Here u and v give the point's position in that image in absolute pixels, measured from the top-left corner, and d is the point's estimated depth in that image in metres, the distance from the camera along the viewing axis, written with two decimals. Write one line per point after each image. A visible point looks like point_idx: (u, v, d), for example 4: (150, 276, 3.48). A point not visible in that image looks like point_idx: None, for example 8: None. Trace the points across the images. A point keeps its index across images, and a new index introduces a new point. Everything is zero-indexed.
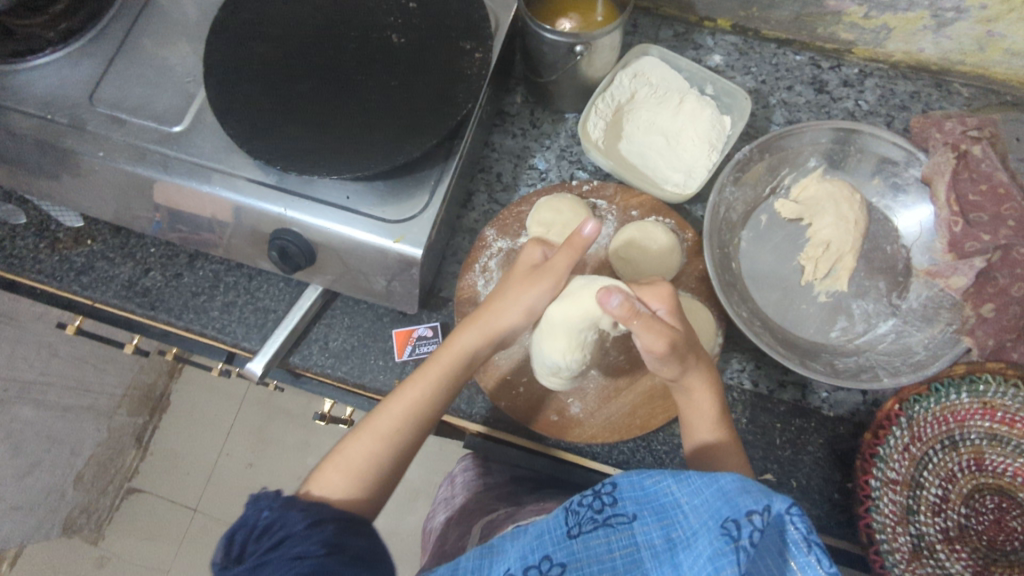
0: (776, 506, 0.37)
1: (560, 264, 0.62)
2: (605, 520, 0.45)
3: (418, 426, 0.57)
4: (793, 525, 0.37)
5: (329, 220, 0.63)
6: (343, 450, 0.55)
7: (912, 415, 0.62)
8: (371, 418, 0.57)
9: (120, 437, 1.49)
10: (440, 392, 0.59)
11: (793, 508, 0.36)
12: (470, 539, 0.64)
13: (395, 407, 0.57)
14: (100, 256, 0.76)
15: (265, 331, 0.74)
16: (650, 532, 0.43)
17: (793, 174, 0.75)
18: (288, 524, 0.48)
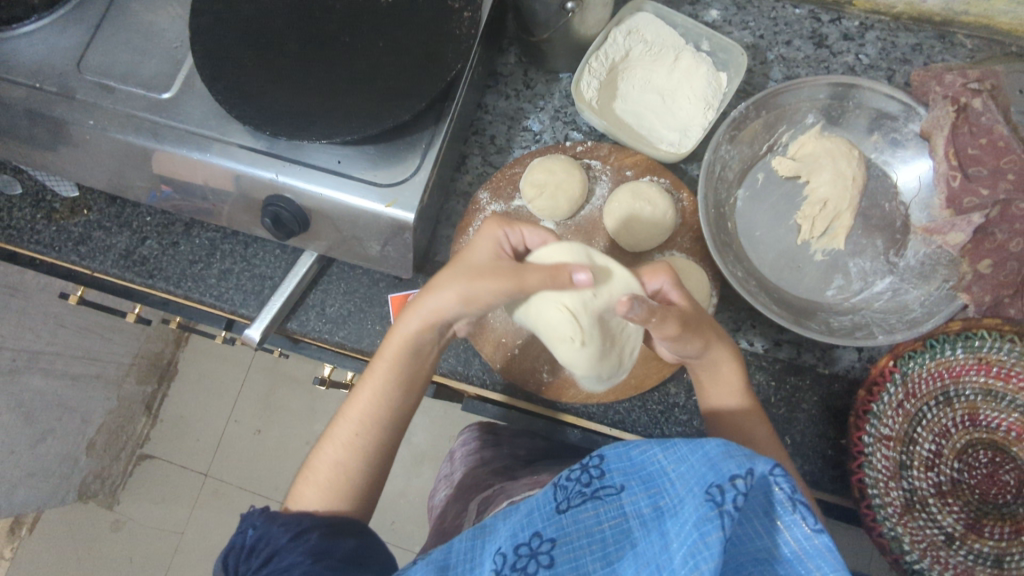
0: (758, 469, 0.35)
1: (530, 277, 0.53)
2: (593, 493, 0.44)
3: (375, 423, 0.57)
4: (778, 486, 0.35)
5: (320, 185, 0.63)
6: (314, 464, 0.56)
7: (906, 371, 0.63)
8: (332, 428, 0.58)
9: (130, 404, 1.52)
10: (393, 387, 0.58)
11: (776, 469, 0.35)
12: (467, 513, 0.65)
13: (352, 412, 0.58)
14: (96, 226, 0.76)
15: (262, 298, 0.74)
16: (639, 502, 0.42)
17: (790, 131, 0.74)
18: (272, 541, 0.51)
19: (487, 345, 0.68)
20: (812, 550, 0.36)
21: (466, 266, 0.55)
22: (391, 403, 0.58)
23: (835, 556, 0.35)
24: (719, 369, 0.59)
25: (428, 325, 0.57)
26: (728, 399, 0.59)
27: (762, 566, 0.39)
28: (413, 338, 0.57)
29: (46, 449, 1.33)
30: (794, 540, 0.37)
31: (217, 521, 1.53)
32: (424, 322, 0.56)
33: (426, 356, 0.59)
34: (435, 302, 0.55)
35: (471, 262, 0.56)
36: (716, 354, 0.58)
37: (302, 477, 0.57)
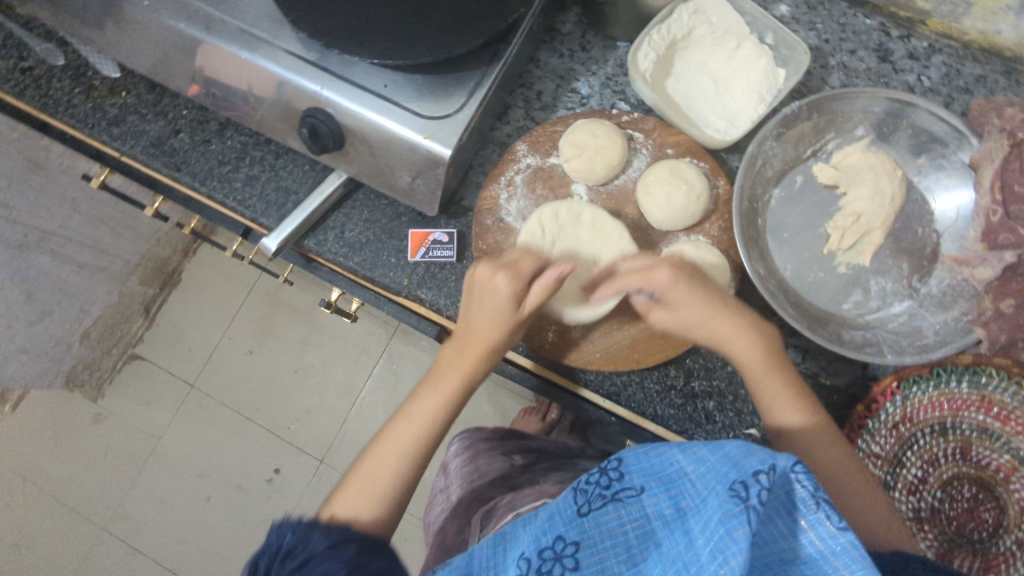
0: (781, 465, 0.35)
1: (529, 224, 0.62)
2: (613, 495, 0.43)
3: (435, 428, 0.59)
4: (801, 483, 0.35)
5: (363, 105, 0.62)
6: (365, 475, 0.56)
7: (908, 395, 0.64)
8: (391, 420, 0.58)
9: (129, 303, 1.53)
10: (457, 391, 0.60)
11: (798, 465, 0.35)
12: (470, 531, 0.67)
13: (417, 414, 0.59)
14: (132, 110, 0.75)
15: (284, 211, 0.73)
16: (661, 504, 0.41)
17: (836, 139, 0.73)
18: (310, 547, 0.50)
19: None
20: (837, 547, 0.35)
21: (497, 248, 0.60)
22: (451, 407, 0.60)
23: (863, 555, 0.34)
24: (727, 334, 0.59)
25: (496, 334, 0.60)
26: (784, 415, 0.57)
27: (786, 567, 0.37)
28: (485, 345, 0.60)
29: None
30: (819, 539, 0.36)
31: (197, 430, 1.55)
32: (484, 357, 0.61)
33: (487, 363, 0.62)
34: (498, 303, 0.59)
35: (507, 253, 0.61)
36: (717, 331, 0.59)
37: (346, 485, 0.57)
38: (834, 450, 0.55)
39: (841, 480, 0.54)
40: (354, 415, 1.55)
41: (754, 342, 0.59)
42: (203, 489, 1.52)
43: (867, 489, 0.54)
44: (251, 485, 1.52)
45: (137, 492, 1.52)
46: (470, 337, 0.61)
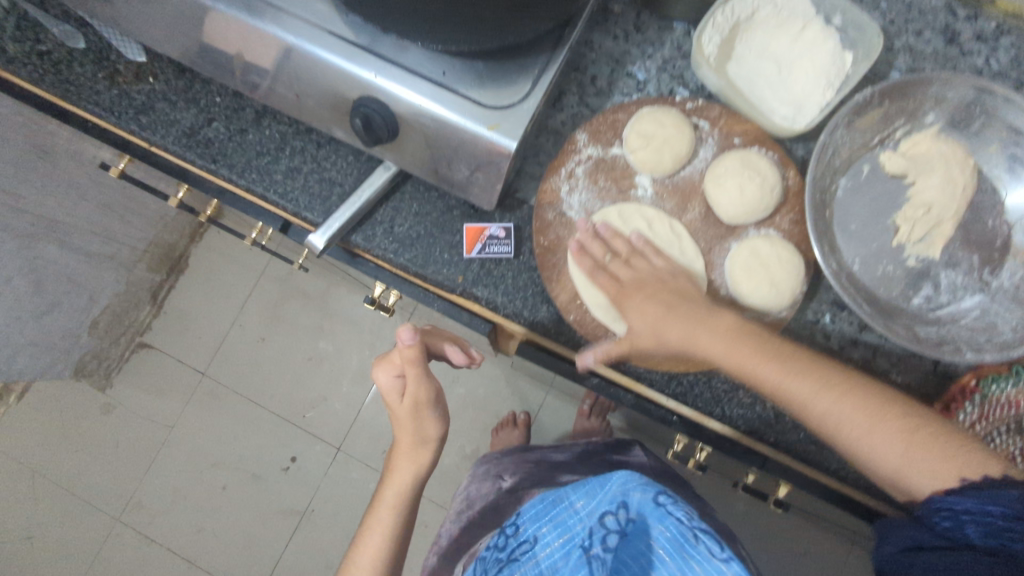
0: (642, 501, 0.60)
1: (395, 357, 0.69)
2: (509, 557, 0.68)
3: (393, 518, 0.73)
4: (675, 517, 0.57)
5: (421, 94, 0.58)
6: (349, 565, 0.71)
7: (986, 393, 0.63)
8: (351, 560, 0.72)
9: (137, 291, 1.48)
10: (401, 495, 0.73)
11: (660, 498, 0.60)
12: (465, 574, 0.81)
13: (380, 524, 0.73)
14: (161, 97, 0.70)
15: (328, 205, 0.69)
16: (542, 558, 0.64)
17: (906, 128, 0.70)
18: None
19: (564, 285, 0.66)
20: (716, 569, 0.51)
21: (400, 409, 0.71)
22: (404, 490, 0.73)
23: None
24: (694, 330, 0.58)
25: (411, 413, 0.70)
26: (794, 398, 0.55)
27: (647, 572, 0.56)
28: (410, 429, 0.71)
29: (49, 322, 1.29)
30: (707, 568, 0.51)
31: (210, 419, 1.52)
32: (418, 452, 0.72)
33: (426, 446, 0.73)
34: (393, 385, 0.70)
35: (405, 410, 0.71)
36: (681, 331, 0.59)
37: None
38: (847, 407, 0.54)
39: (878, 444, 0.52)
40: (371, 402, 1.52)
41: (713, 331, 0.58)
42: (218, 478, 1.50)
43: (902, 440, 0.52)
44: (267, 473, 1.49)
45: (151, 481, 1.49)
46: (405, 452, 0.72)
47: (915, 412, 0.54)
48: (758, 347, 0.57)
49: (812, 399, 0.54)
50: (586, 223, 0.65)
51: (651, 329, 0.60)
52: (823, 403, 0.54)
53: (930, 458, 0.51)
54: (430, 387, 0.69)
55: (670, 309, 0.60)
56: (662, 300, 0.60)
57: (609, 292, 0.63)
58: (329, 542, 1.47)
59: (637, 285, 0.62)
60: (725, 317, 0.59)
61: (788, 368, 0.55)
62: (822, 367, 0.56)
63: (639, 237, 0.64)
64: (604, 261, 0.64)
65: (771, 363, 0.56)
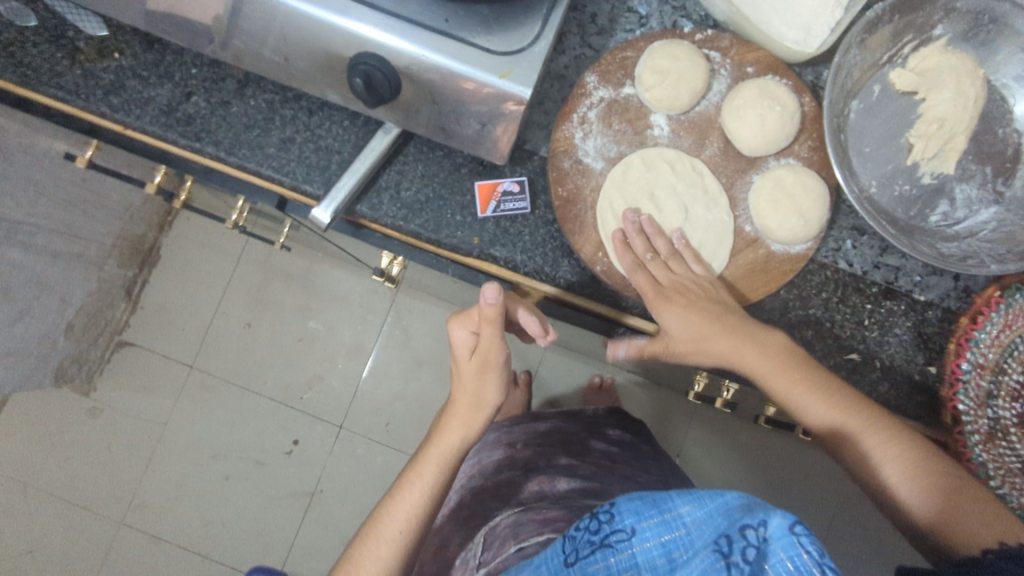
0: (776, 522, 0.40)
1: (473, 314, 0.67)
2: (603, 541, 0.45)
3: (430, 487, 0.68)
4: (805, 547, 0.38)
5: (424, 45, 0.54)
6: (381, 523, 0.67)
7: (1012, 302, 0.63)
8: (381, 522, 0.68)
9: (110, 288, 1.41)
10: (446, 471, 0.69)
11: (798, 527, 0.39)
12: (472, 547, 0.74)
13: (410, 494, 0.68)
14: (130, 73, 0.64)
15: (327, 175, 0.65)
16: (651, 551, 0.44)
17: (914, 42, 0.68)
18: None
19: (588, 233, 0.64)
20: None
21: (465, 371, 0.68)
22: (451, 463, 0.69)
23: None
24: (736, 347, 0.61)
25: (477, 371, 0.67)
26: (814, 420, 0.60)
27: None
28: (469, 393, 0.68)
29: (23, 331, 1.22)
30: None
31: (204, 412, 1.48)
32: (473, 417, 0.69)
33: (480, 417, 0.69)
34: (461, 342, 0.68)
35: (469, 370, 0.68)
36: (726, 347, 0.61)
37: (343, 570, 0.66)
38: (867, 439, 0.58)
39: (884, 468, 0.57)
40: (369, 376, 1.50)
41: (761, 350, 0.60)
42: (220, 470, 1.46)
43: (913, 468, 0.56)
44: (270, 459, 1.47)
45: (151, 481, 1.45)
46: (459, 412, 0.69)
47: (942, 460, 0.56)
48: (794, 367, 0.60)
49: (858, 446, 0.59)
50: (638, 214, 0.64)
51: (693, 334, 0.61)
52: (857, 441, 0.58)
53: (935, 495, 0.54)
54: (497, 357, 0.67)
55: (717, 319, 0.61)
56: (703, 308, 0.61)
57: (646, 290, 0.62)
58: (343, 518, 1.46)
59: (677, 290, 0.62)
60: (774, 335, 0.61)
61: (803, 385, 0.59)
62: (849, 397, 0.60)
63: (681, 236, 0.65)
64: (646, 258, 0.63)
65: (805, 391, 0.59)
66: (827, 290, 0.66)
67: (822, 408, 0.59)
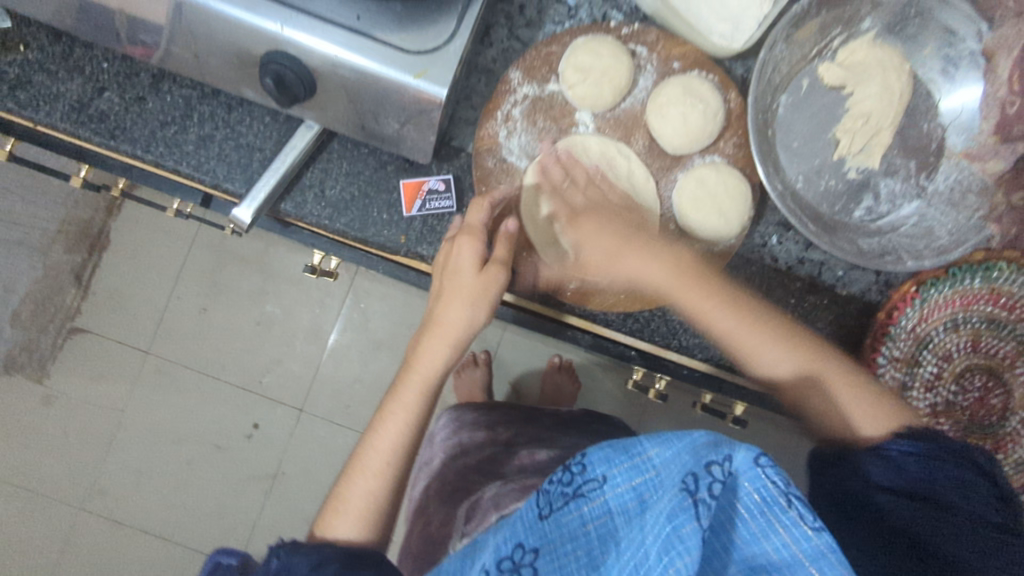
0: (742, 456, 0.40)
1: (475, 220, 0.61)
2: (575, 492, 0.46)
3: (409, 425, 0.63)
4: (769, 477, 0.39)
5: (335, 42, 0.53)
6: (362, 464, 0.62)
7: (927, 297, 0.64)
8: (359, 460, 0.62)
9: (57, 274, 1.38)
10: (426, 399, 0.63)
11: (760, 457, 0.39)
12: (457, 522, 0.71)
13: (384, 440, 0.62)
14: (37, 67, 0.62)
15: (250, 173, 0.64)
16: (622, 495, 0.44)
17: (844, 35, 0.68)
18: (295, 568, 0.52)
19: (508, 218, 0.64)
20: (813, 550, 0.37)
21: (461, 286, 0.61)
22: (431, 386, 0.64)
23: (837, 558, 0.36)
24: (644, 266, 0.61)
25: (485, 291, 0.61)
26: (763, 358, 0.60)
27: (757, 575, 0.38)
28: (463, 316, 0.62)
29: None
30: (792, 543, 0.38)
31: (161, 398, 1.41)
32: (447, 339, 0.63)
33: (468, 336, 0.64)
34: (462, 258, 0.60)
35: (463, 288, 0.61)
36: (625, 264, 0.61)
37: (331, 509, 0.61)
38: (784, 348, 0.60)
39: (852, 404, 0.58)
40: (328, 359, 1.43)
41: (657, 263, 0.61)
42: (181, 453, 1.40)
43: (854, 401, 0.59)
44: (230, 444, 1.41)
45: (109, 470, 1.39)
46: (433, 329, 0.64)
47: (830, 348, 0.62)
48: (706, 282, 0.60)
49: (817, 378, 0.59)
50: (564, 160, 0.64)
51: (606, 257, 0.62)
52: (774, 355, 0.60)
53: (871, 417, 0.57)
54: (467, 270, 0.61)
55: (625, 242, 0.61)
56: (616, 233, 0.62)
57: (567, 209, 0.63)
58: (307, 499, 1.41)
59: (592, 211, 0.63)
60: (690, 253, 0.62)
61: (709, 288, 0.60)
62: (784, 323, 0.61)
63: (599, 170, 0.64)
64: (562, 186, 0.63)
65: (712, 296, 0.60)
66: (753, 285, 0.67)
67: (726, 317, 0.60)
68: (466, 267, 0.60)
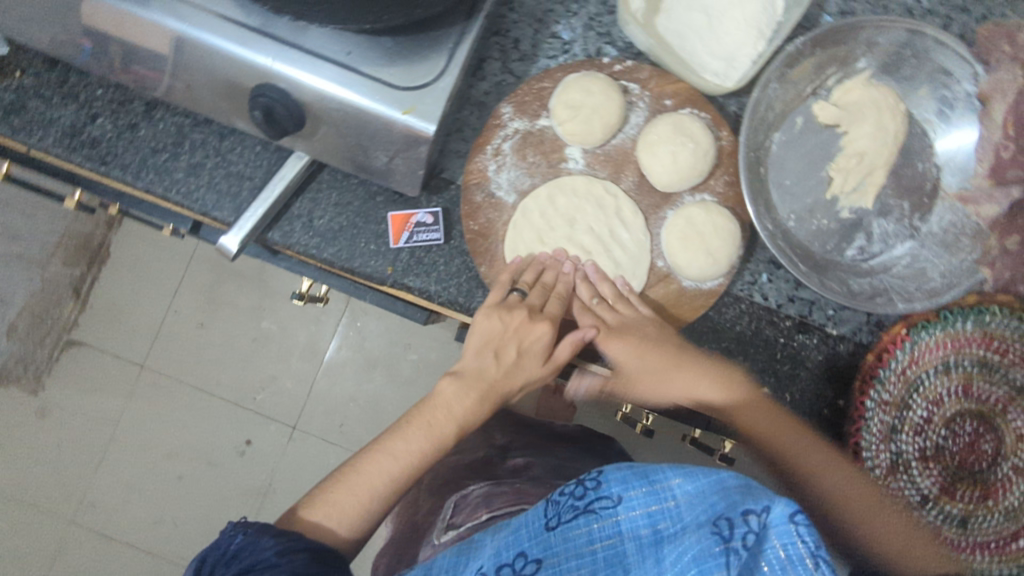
0: (779, 509, 0.38)
1: (553, 309, 0.65)
2: (586, 507, 0.47)
3: (414, 468, 0.58)
4: (801, 537, 0.37)
5: (325, 77, 0.53)
6: (361, 466, 0.57)
7: (916, 340, 0.64)
8: (359, 467, 0.58)
9: (56, 284, 1.38)
10: (441, 443, 0.59)
11: (795, 514, 0.38)
12: (441, 516, 0.68)
13: (390, 461, 0.57)
14: (32, 92, 0.62)
15: (239, 202, 0.64)
16: (637, 519, 0.46)
17: (838, 74, 0.68)
18: (257, 552, 0.49)
19: (551, 301, 0.65)
20: None
21: (523, 347, 0.63)
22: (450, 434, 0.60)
23: None
24: (701, 385, 0.62)
25: (553, 363, 0.64)
26: (728, 400, 0.62)
27: None
28: (510, 378, 0.63)
29: None
30: None
31: (154, 413, 1.40)
32: (486, 398, 0.62)
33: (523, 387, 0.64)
34: (541, 340, 0.63)
35: (530, 352, 0.63)
36: (702, 391, 0.62)
37: (318, 498, 0.57)
38: (810, 454, 0.60)
39: (880, 528, 0.57)
40: (323, 377, 1.43)
41: (718, 385, 0.62)
42: (173, 469, 1.39)
43: (877, 516, 0.57)
44: (223, 462, 1.40)
45: (98, 486, 1.38)
46: (467, 380, 0.62)
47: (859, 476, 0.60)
48: (775, 412, 0.61)
49: (856, 500, 0.58)
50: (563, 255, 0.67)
51: (654, 376, 0.64)
52: (828, 481, 0.59)
53: (909, 554, 0.56)
54: (534, 355, 0.63)
55: (679, 365, 0.63)
56: (664, 355, 0.63)
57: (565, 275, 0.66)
58: None
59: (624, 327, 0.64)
60: (763, 393, 0.63)
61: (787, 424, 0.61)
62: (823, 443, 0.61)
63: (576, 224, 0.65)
64: (591, 303, 0.66)
65: (764, 410, 0.61)
66: (741, 322, 0.67)
67: (765, 413, 0.61)
68: (537, 348, 0.63)
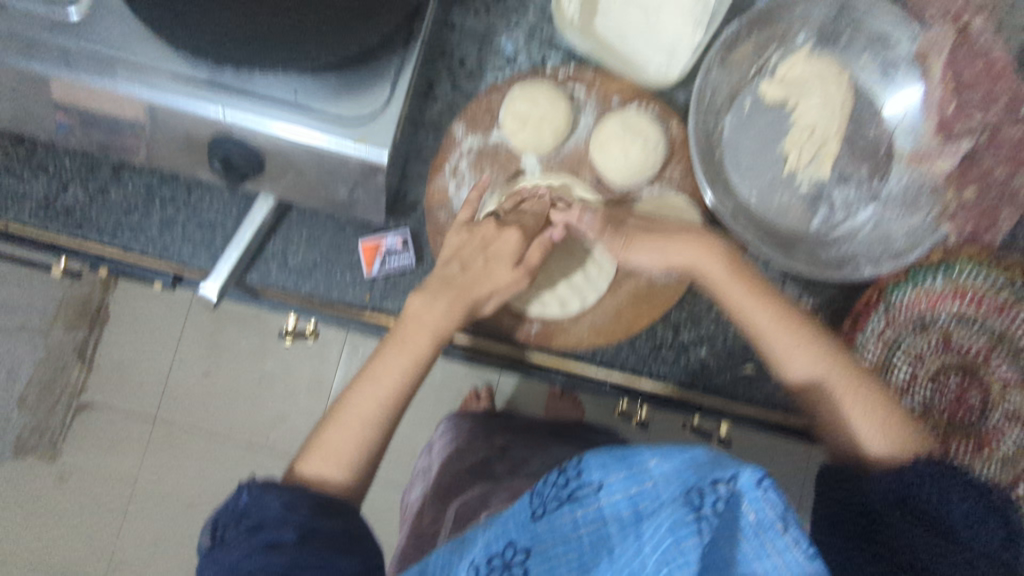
0: (746, 476, 0.37)
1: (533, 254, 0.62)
2: (570, 495, 0.45)
3: (398, 398, 0.56)
4: (770, 500, 0.37)
5: (278, 122, 0.54)
6: (351, 403, 0.55)
7: (890, 303, 0.65)
8: (342, 404, 0.56)
9: (59, 354, 1.34)
10: (419, 371, 0.58)
11: (765, 479, 0.37)
12: (446, 522, 0.69)
13: (370, 390, 0.56)
14: (3, 170, 0.65)
15: (214, 249, 0.67)
16: (618, 503, 0.43)
17: (780, 52, 0.69)
18: (266, 507, 0.47)
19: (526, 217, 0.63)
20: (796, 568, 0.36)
21: (501, 271, 0.60)
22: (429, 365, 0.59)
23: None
24: (673, 250, 0.62)
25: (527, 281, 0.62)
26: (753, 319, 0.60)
27: None
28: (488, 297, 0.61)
29: None
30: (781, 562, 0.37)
31: (171, 465, 1.42)
32: (456, 304, 0.60)
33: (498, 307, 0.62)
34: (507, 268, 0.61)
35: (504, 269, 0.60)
36: (689, 255, 0.62)
37: (308, 450, 0.54)
38: (790, 334, 0.59)
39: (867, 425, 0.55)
40: None
41: (727, 263, 0.61)
42: (196, 517, 1.41)
43: (868, 406, 0.56)
44: None
45: (126, 541, 1.40)
46: (436, 290, 0.60)
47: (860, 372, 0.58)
48: (747, 277, 0.61)
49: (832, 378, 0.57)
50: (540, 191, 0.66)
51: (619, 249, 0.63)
52: (797, 360, 0.58)
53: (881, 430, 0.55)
54: (502, 260, 0.61)
55: (669, 238, 0.62)
56: (648, 242, 0.63)
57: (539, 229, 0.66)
58: None
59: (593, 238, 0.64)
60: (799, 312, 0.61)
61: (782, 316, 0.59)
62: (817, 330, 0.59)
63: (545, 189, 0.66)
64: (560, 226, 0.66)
65: (744, 291, 0.61)
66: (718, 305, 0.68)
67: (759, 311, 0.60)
68: (504, 251, 0.61)
